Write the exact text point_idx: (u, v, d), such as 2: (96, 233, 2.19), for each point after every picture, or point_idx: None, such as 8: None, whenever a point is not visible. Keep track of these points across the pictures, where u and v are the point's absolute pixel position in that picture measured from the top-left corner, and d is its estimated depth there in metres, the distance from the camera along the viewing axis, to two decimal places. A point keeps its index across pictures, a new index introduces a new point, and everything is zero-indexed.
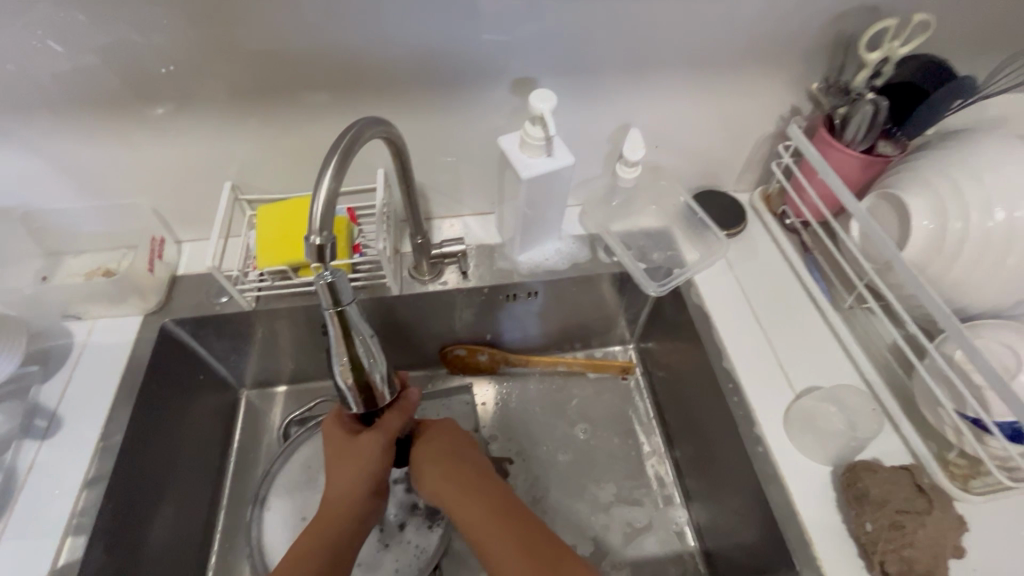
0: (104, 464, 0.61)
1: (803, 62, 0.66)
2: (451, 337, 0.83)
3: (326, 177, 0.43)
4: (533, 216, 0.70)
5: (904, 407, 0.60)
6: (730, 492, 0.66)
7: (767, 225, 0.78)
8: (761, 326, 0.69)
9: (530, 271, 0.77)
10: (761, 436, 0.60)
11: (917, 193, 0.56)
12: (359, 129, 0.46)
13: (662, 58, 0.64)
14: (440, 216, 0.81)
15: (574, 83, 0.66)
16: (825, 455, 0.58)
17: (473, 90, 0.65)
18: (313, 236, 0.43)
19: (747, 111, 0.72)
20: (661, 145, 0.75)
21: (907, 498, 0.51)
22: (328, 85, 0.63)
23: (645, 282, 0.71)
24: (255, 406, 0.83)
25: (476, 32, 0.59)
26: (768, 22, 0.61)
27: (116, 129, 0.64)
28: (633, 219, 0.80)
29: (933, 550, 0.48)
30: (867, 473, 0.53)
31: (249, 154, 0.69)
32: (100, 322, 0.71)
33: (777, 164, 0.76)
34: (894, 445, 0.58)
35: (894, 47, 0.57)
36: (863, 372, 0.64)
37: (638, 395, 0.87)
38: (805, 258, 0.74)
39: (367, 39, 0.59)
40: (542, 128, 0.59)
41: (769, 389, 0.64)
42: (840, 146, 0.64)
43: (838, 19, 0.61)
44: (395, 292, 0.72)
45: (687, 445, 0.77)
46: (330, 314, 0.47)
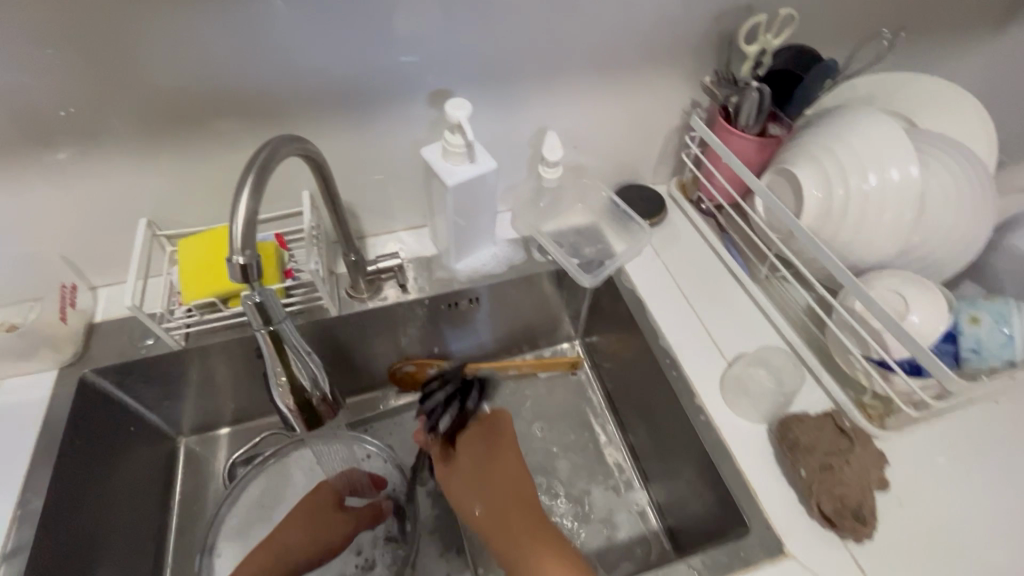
0: (25, 533, 0.56)
1: (695, 59, 0.72)
2: (398, 354, 0.82)
3: (243, 196, 0.43)
4: (464, 224, 0.71)
5: (823, 360, 0.66)
6: (682, 465, 0.69)
7: (686, 212, 0.84)
8: (691, 304, 0.73)
9: (469, 277, 0.78)
10: (702, 406, 0.64)
11: (803, 166, 0.62)
12: (273, 147, 0.46)
13: (569, 63, 0.68)
14: (373, 234, 0.81)
15: (490, 92, 0.69)
16: (759, 414, 0.62)
17: (392, 106, 0.66)
18: (236, 255, 0.43)
19: (652, 108, 0.77)
20: (578, 145, 0.79)
21: (832, 440, 0.55)
22: (242, 112, 0.62)
23: (580, 275, 0.74)
24: (196, 453, 0.79)
25: (387, 49, 0.61)
26: (658, 25, 0.67)
27: (11, 176, 0.60)
28: (562, 217, 0.83)
29: (859, 484, 0.53)
30: (795, 424, 0.57)
31: (164, 189, 0.67)
32: (8, 384, 0.65)
33: (686, 154, 0.82)
34: (818, 396, 0.63)
35: (767, 40, 0.64)
36: (784, 334, 0.69)
37: (589, 388, 0.89)
38: (722, 238, 0.79)
39: (278, 63, 0.59)
40: (460, 135, 0.61)
41: (704, 362, 0.67)
42: (737, 131, 0.70)
43: (718, 18, 0.68)
44: (334, 313, 0.71)
45: (640, 428, 0.80)
46: (262, 335, 0.46)
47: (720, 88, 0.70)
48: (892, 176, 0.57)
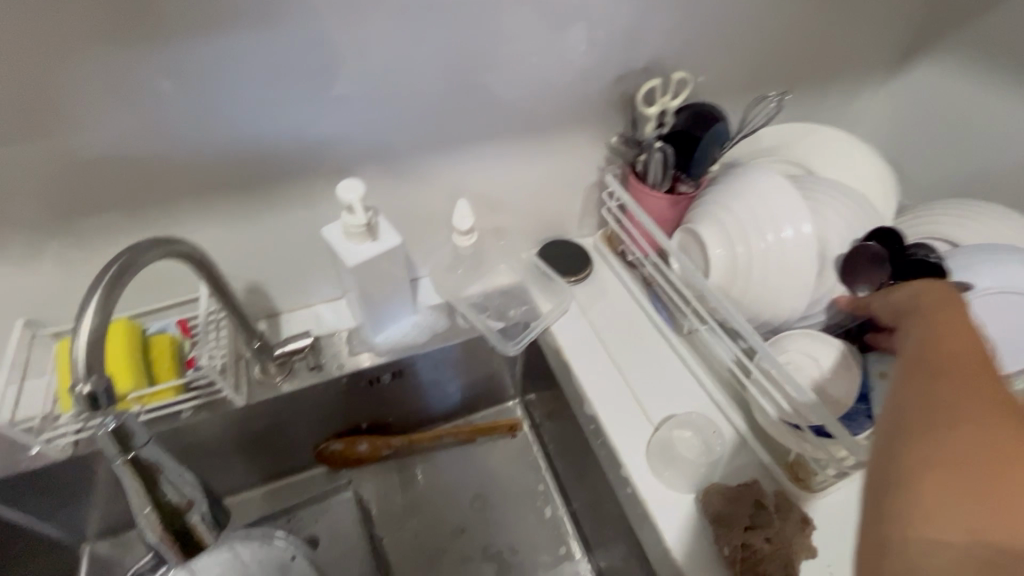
0: None
1: (602, 121, 0.72)
2: (323, 432, 0.78)
3: (87, 313, 0.39)
4: (378, 297, 0.69)
5: (748, 420, 0.65)
6: (615, 537, 0.66)
7: (612, 265, 0.83)
8: (617, 365, 0.71)
9: (390, 350, 0.75)
10: (629, 477, 0.61)
11: (708, 225, 0.62)
12: (130, 256, 0.43)
13: (475, 130, 0.67)
14: (289, 310, 0.77)
15: (397, 164, 0.67)
16: (686, 482, 0.60)
17: (293, 184, 0.64)
18: (80, 384, 0.39)
19: (567, 166, 0.77)
20: (497, 207, 0.78)
21: (749, 513, 0.53)
22: (125, 201, 0.59)
23: (501, 344, 0.73)
24: (103, 559, 0.72)
25: (274, 129, 0.58)
26: (560, 92, 0.67)
27: None
28: (488, 279, 0.81)
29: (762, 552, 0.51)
30: (715, 496, 0.55)
31: (47, 285, 0.62)
32: None
33: (606, 209, 0.81)
34: (742, 458, 0.62)
35: (666, 102, 0.65)
36: (709, 392, 0.68)
37: (529, 451, 0.86)
38: (648, 292, 0.78)
39: (161, 148, 0.56)
40: (358, 215, 0.59)
41: (630, 428, 0.65)
42: (647, 189, 0.70)
43: (619, 81, 0.68)
44: (241, 403, 0.67)
45: (578, 494, 0.77)
46: (120, 463, 0.42)
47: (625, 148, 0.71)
48: (788, 235, 0.57)
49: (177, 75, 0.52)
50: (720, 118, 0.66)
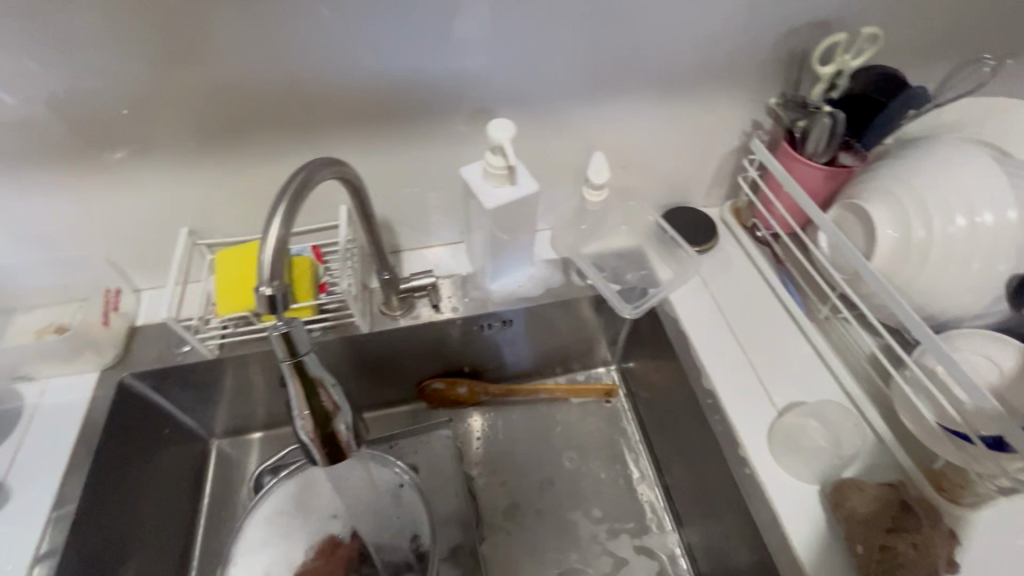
0: (58, 535, 0.57)
1: (759, 78, 0.67)
2: (428, 370, 0.81)
3: (275, 222, 0.42)
4: (503, 242, 0.69)
5: (887, 418, 0.59)
6: (721, 515, 0.64)
7: (739, 239, 0.78)
8: (739, 342, 0.68)
9: (505, 299, 0.76)
10: (748, 458, 0.59)
11: (879, 202, 0.57)
12: (309, 172, 0.45)
13: (622, 78, 0.64)
14: (409, 248, 0.80)
15: (535, 110, 0.66)
16: (812, 473, 0.56)
17: (434, 120, 0.65)
18: (263, 286, 0.42)
19: (709, 127, 0.72)
20: (627, 165, 0.75)
21: (893, 515, 0.49)
22: (285, 122, 0.61)
23: (620, 305, 0.70)
24: (227, 454, 0.79)
25: (428, 60, 0.58)
26: (722, 42, 0.62)
27: (63, 176, 0.61)
28: (606, 240, 0.79)
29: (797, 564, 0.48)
30: (853, 492, 0.52)
31: (207, 197, 0.67)
32: (51, 382, 0.67)
33: (743, 178, 0.76)
34: (878, 458, 0.57)
35: (846, 61, 0.59)
36: (842, 383, 0.63)
37: (622, 418, 0.85)
38: (778, 271, 0.74)
39: (323, 72, 0.58)
40: (502, 156, 0.58)
41: (751, 408, 0.62)
42: (802, 158, 0.64)
43: (789, 35, 0.62)
44: (365, 330, 0.71)
45: (675, 468, 0.75)
46: (287, 366, 0.44)
47: (787, 111, 0.65)
48: (984, 220, 0.52)
49: (339, 4, 0.53)
50: (923, 90, 0.57)
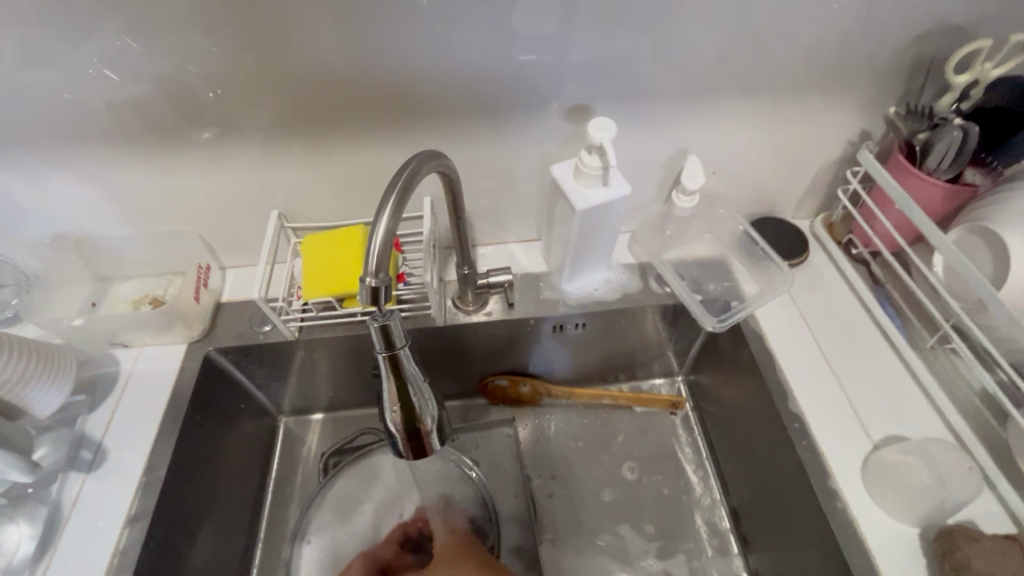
0: (147, 498, 0.59)
1: (877, 84, 0.62)
2: (493, 367, 0.80)
3: (384, 215, 0.42)
4: (584, 245, 0.68)
5: (1001, 463, 0.55)
6: (800, 546, 0.61)
7: (832, 255, 0.74)
8: (830, 364, 0.64)
9: (578, 301, 0.74)
10: (838, 491, 0.56)
11: (1015, 227, 0.52)
12: (415, 165, 0.45)
13: (727, 78, 0.60)
14: (483, 243, 0.79)
15: (628, 108, 0.63)
16: (911, 514, 0.52)
17: (523, 114, 0.63)
18: (369, 277, 0.41)
19: (812, 135, 0.67)
20: (718, 171, 0.72)
21: (1015, 572, 0.45)
22: (379, 112, 0.61)
23: (703, 316, 0.67)
24: (294, 433, 0.81)
25: (529, 56, 0.57)
26: (841, 46, 0.58)
27: (166, 155, 0.63)
28: (686, 247, 0.76)
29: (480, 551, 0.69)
30: (966, 541, 0.47)
31: (296, 183, 0.68)
32: (144, 351, 0.70)
33: (844, 190, 0.71)
34: (989, 507, 0.52)
35: (986, 69, 0.54)
36: (947, 419, 0.58)
37: (688, 432, 0.82)
38: (876, 293, 0.69)
39: (418, 62, 0.57)
40: (598, 157, 0.58)
41: (842, 438, 0.59)
42: (921, 174, 0.59)
43: (918, 40, 0.57)
44: (439, 322, 0.71)
45: (746, 491, 0.72)
46: (382, 358, 0.44)
47: (908, 121, 0.61)
48: None
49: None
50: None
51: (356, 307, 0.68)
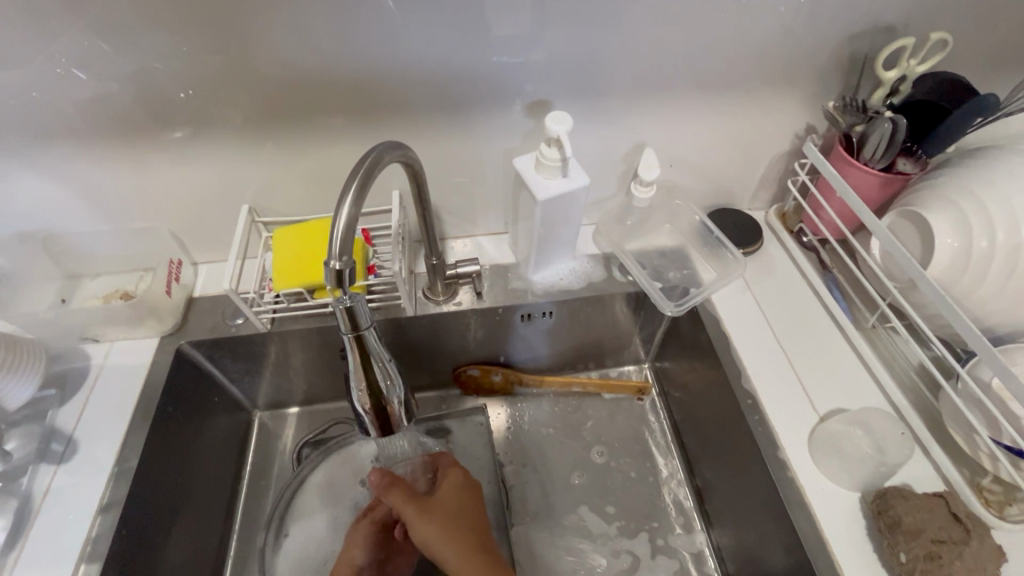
0: (119, 489, 0.60)
1: (818, 81, 0.66)
2: (465, 357, 0.83)
3: (347, 202, 0.44)
4: (549, 235, 0.70)
5: (934, 430, 0.59)
6: (756, 516, 0.64)
7: (784, 243, 0.78)
8: (781, 344, 0.68)
9: (545, 290, 0.77)
10: (787, 461, 0.59)
11: (941, 211, 0.56)
12: (378, 154, 0.47)
13: (679, 75, 0.64)
14: (452, 236, 0.82)
15: (588, 104, 0.66)
16: (853, 480, 0.56)
17: (487, 109, 0.66)
18: (333, 260, 0.43)
19: (761, 129, 0.71)
20: (675, 164, 0.75)
21: (942, 526, 0.49)
22: (346, 109, 0.63)
23: (662, 301, 0.71)
24: (268, 427, 0.82)
25: (489, 54, 0.60)
26: (783, 45, 0.62)
27: (135, 151, 0.64)
28: (648, 238, 0.80)
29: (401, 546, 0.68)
30: (898, 500, 0.51)
31: (267, 179, 0.70)
32: (116, 345, 0.71)
33: (793, 181, 0.76)
34: (923, 470, 0.56)
35: (912, 66, 0.59)
36: (887, 392, 0.62)
37: (654, 416, 0.85)
38: (824, 277, 0.73)
39: (383, 60, 0.59)
40: (557, 149, 0.61)
41: (791, 412, 0.62)
42: (858, 164, 0.64)
43: (852, 39, 0.62)
44: (410, 313, 0.73)
45: (708, 469, 0.75)
46: (348, 339, 0.46)
47: (844, 114, 0.63)
48: None
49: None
50: (994, 98, 0.53)
51: (327, 298, 0.70)
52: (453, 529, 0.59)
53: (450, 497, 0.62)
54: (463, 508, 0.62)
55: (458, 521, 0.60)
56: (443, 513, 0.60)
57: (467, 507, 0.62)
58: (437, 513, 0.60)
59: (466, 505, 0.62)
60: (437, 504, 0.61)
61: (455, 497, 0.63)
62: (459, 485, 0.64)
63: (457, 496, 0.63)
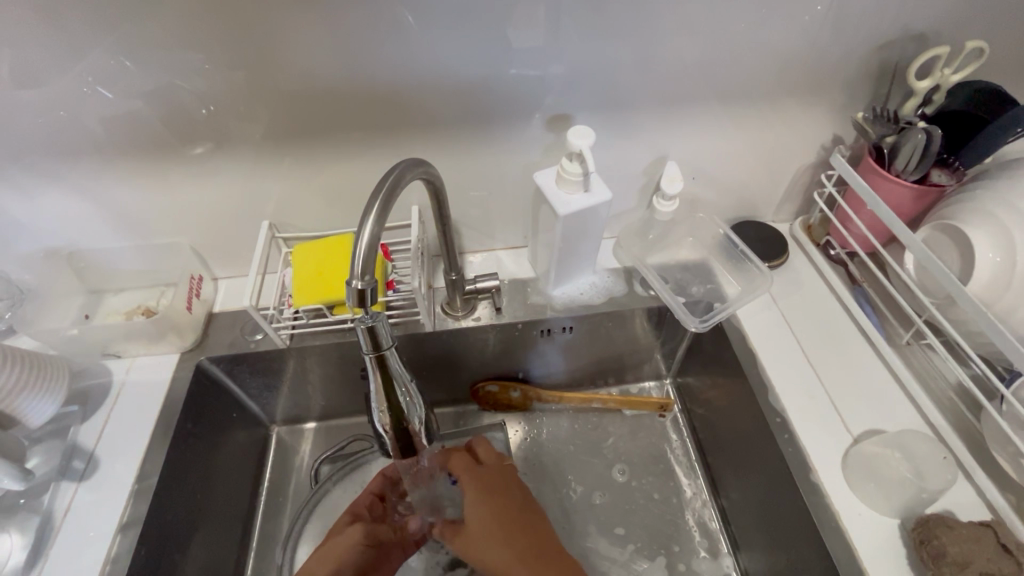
0: (139, 506, 0.60)
1: (846, 91, 0.64)
2: (483, 373, 0.81)
3: (369, 220, 0.43)
4: (569, 250, 0.69)
5: (976, 453, 0.56)
6: (787, 541, 0.62)
7: (811, 256, 0.76)
8: (810, 361, 0.66)
9: (565, 305, 0.76)
10: (819, 484, 0.57)
11: (980, 224, 0.54)
12: (400, 171, 0.47)
13: (701, 87, 0.63)
14: (470, 250, 0.81)
15: (609, 116, 0.65)
16: (891, 505, 0.54)
17: (506, 123, 0.65)
18: (356, 280, 0.43)
19: (786, 141, 0.70)
20: (697, 176, 0.74)
21: (989, 557, 0.46)
22: (366, 125, 0.63)
23: (686, 316, 0.69)
24: (285, 443, 0.82)
25: (509, 67, 0.59)
26: (810, 55, 0.61)
27: (158, 169, 0.65)
28: (669, 251, 0.78)
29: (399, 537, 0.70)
30: (942, 529, 0.48)
31: (286, 195, 0.70)
32: (137, 361, 0.71)
33: (820, 194, 0.74)
34: (965, 496, 0.54)
35: (945, 76, 0.57)
36: (925, 412, 0.60)
37: (676, 433, 0.83)
38: (854, 292, 0.71)
39: (402, 76, 0.59)
40: (579, 163, 0.60)
41: (824, 433, 0.60)
42: (890, 175, 0.62)
43: (881, 49, 0.60)
44: (429, 328, 0.72)
45: (734, 490, 0.73)
46: (370, 359, 0.45)
47: (874, 126, 0.62)
48: None
49: (423, 12, 0.54)
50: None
51: (346, 313, 0.70)
52: (506, 536, 0.65)
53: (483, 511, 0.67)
54: (497, 516, 0.66)
55: (496, 525, 0.66)
56: (481, 535, 0.66)
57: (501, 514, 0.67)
58: (479, 538, 0.65)
59: (503, 501, 0.68)
60: (474, 527, 0.67)
61: (484, 514, 0.67)
62: (479, 498, 0.68)
63: (479, 508, 0.67)
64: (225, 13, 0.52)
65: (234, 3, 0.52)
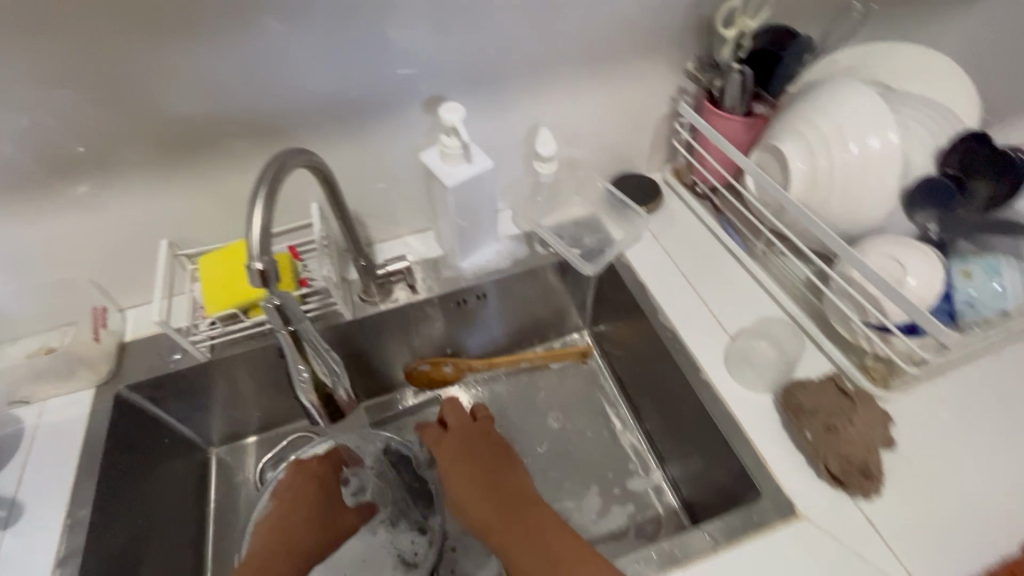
0: (74, 542, 0.59)
1: (677, 46, 0.75)
2: (412, 354, 0.86)
3: (258, 207, 0.47)
4: (467, 222, 0.75)
5: (824, 329, 0.68)
6: (695, 438, 0.71)
7: (681, 196, 0.86)
8: (690, 282, 0.76)
9: (476, 274, 0.81)
10: (709, 381, 0.66)
11: (791, 140, 0.65)
12: (283, 160, 0.50)
13: (555, 58, 0.70)
14: (380, 240, 0.85)
15: (478, 93, 0.71)
16: (764, 383, 0.64)
17: (386, 112, 0.69)
18: (255, 261, 0.46)
19: (639, 97, 0.79)
20: (572, 140, 0.82)
21: (834, 403, 0.58)
22: (250, 133, 0.66)
23: (580, 264, 0.78)
24: (227, 462, 0.82)
25: (377, 60, 0.64)
26: (639, 18, 0.70)
27: (36, 207, 0.64)
28: (562, 211, 0.86)
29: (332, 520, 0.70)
30: (799, 391, 0.60)
31: (181, 212, 0.71)
32: (49, 404, 0.69)
33: (676, 140, 0.84)
34: (819, 364, 0.65)
35: (745, 23, 0.68)
36: (783, 304, 0.71)
37: (599, 375, 0.91)
38: (719, 219, 0.82)
39: (275, 80, 0.62)
40: (456, 137, 0.66)
41: (706, 338, 0.70)
42: (722, 113, 0.73)
43: (695, 6, 0.70)
44: (349, 317, 0.76)
45: (652, 411, 0.82)
46: (283, 335, 0.49)
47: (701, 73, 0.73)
48: (873, 144, 0.61)
49: (284, 15, 0.57)
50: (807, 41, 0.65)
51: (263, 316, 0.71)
52: (475, 494, 0.61)
53: (455, 470, 0.64)
54: (468, 477, 0.63)
55: (468, 485, 0.62)
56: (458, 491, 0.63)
57: (472, 471, 0.64)
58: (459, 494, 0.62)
59: (475, 461, 0.65)
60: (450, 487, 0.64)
61: (460, 472, 0.64)
62: (455, 460, 0.65)
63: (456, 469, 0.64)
64: (77, 38, 0.53)
65: (87, 27, 0.52)
